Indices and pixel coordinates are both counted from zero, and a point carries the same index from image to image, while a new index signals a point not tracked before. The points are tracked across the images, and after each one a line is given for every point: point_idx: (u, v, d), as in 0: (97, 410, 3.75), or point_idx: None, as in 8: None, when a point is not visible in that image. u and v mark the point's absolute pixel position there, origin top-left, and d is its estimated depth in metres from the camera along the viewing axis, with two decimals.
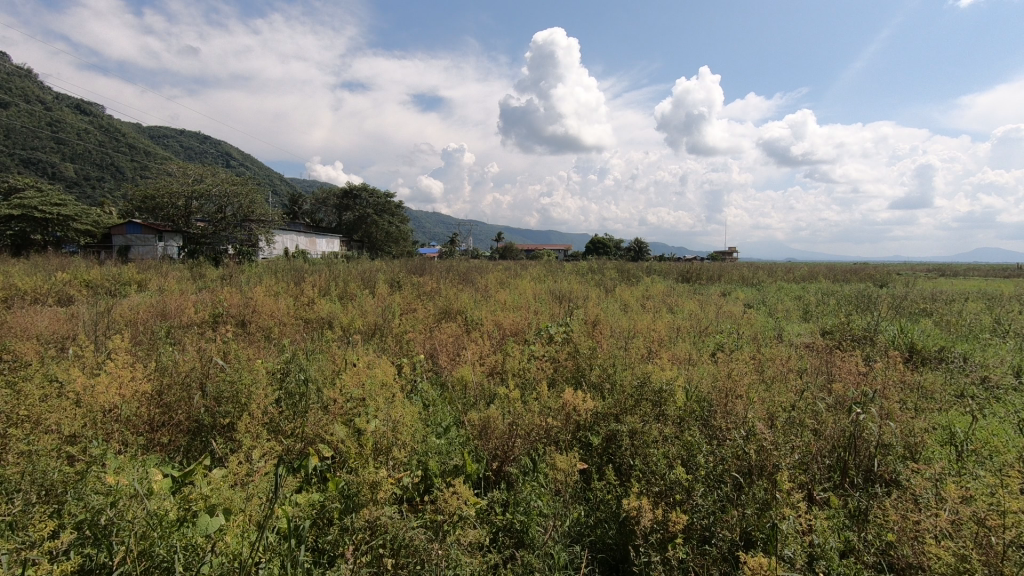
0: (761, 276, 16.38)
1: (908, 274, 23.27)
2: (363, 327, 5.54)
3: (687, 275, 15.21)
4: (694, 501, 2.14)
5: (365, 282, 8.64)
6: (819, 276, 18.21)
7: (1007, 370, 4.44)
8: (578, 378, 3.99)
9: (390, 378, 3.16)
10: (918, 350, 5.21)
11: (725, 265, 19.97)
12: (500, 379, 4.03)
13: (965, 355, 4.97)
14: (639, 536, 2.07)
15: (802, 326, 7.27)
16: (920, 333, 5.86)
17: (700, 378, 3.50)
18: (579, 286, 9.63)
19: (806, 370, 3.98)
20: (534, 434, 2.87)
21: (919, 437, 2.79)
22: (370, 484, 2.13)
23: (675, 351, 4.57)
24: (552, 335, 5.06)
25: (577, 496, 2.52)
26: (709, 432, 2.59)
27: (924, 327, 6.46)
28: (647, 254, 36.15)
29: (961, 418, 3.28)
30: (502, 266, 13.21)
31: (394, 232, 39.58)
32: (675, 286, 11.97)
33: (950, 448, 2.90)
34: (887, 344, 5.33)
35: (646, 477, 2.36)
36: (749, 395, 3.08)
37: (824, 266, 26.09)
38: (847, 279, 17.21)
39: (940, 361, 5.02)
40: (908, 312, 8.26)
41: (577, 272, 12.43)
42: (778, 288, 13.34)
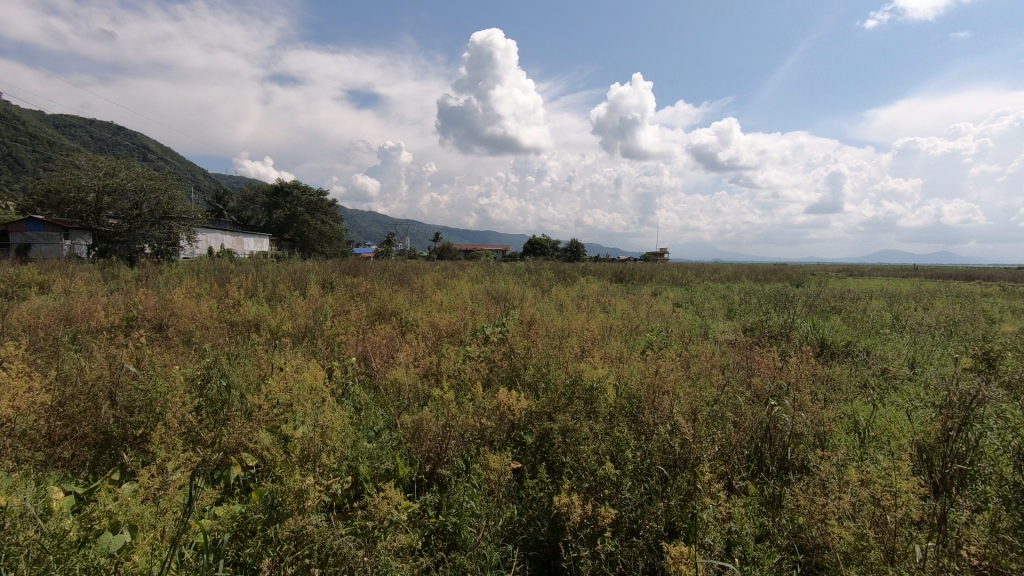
0: (689, 276, 17.08)
1: (820, 274, 25.02)
2: (293, 330, 5.34)
3: (620, 275, 15.68)
4: (622, 495, 2.20)
5: (294, 283, 8.33)
6: (742, 275, 19.28)
7: (903, 361, 4.88)
8: (512, 378, 4.03)
9: (320, 382, 3.06)
10: (827, 345, 5.61)
11: (657, 266, 20.75)
12: (435, 381, 4.00)
13: (867, 349, 5.40)
14: (569, 532, 2.12)
15: (726, 323, 7.66)
16: (830, 329, 6.32)
17: (630, 374, 3.62)
18: (516, 286, 9.71)
19: (728, 365, 4.20)
20: (468, 435, 2.86)
21: (827, 426, 3.01)
22: (296, 492, 2.05)
23: (607, 350, 4.70)
24: (488, 335, 5.08)
25: (510, 495, 2.52)
26: (637, 428, 2.68)
27: (833, 323, 6.96)
28: (582, 254, 37.10)
29: (863, 408, 3.57)
30: (439, 266, 13.12)
31: (328, 231, 38.38)
32: (609, 286, 12.30)
33: (854, 435, 3.15)
34: (801, 339, 5.71)
35: (577, 474, 2.40)
36: (675, 390, 3.22)
37: (746, 266, 27.60)
38: (768, 279, 18.28)
39: (846, 354, 5.42)
40: (820, 309, 8.88)
41: (513, 273, 12.51)
42: (705, 287, 13.95)
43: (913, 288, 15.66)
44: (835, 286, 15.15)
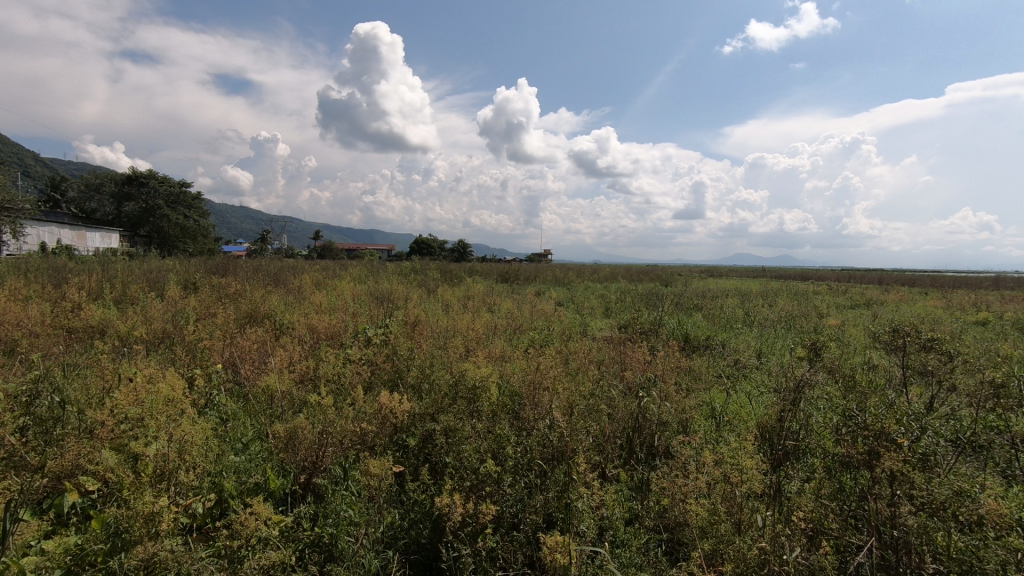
0: (570, 276, 17.81)
1: (685, 276, 27.36)
2: (148, 335, 4.79)
3: (506, 275, 16.00)
4: (502, 491, 2.24)
5: (150, 284, 7.49)
6: (618, 276, 20.54)
7: (751, 352, 5.48)
8: (395, 380, 3.94)
9: (178, 392, 2.78)
10: (690, 339, 6.15)
11: (540, 266, 21.43)
12: (312, 387, 3.80)
13: (722, 343, 6.00)
14: (450, 532, 2.12)
15: (603, 321, 8.10)
16: (692, 325, 6.93)
17: (512, 373, 3.70)
18: (400, 286, 9.52)
19: (603, 360, 4.44)
20: (346, 442, 2.75)
21: (689, 414, 3.30)
22: (145, 516, 1.83)
23: (491, 349, 4.77)
24: (370, 336, 4.93)
25: (391, 499, 2.47)
26: (518, 424, 2.74)
27: (694, 319, 7.65)
28: (469, 254, 37.33)
29: (719, 395, 3.95)
30: (319, 266, 12.49)
31: (192, 227, 35.04)
32: (495, 286, 12.49)
33: (711, 419, 3.48)
34: (668, 335, 6.20)
35: (458, 474, 2.40)
36: (554, 386, 3.34)
37: (622, 267, 29.42)
38: (640, 279, 19.66)
39: (706, 347, 5.97)
40: (685, 306, 9.71)
41: (398, 272, 12.26)
42: (585, 287, 14.62)
43: (761, 287, 17.57)
44: (698, 285, 16.60)
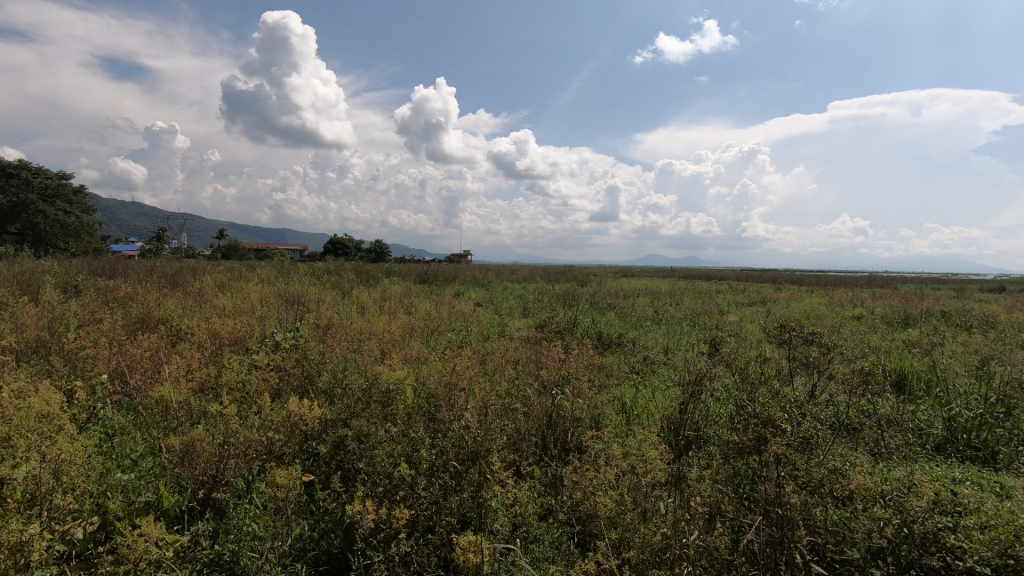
0: (489, 277, 17.90)
1: (599, 276, 28.37)
2: (17, 345, 4.29)
3: (424, 276, 15.83)
4: (417, 494, 2.22)
5: (21, 287, 6.70)
6: (536, 276, 20.93)
7: (658, 348, 5.78)
8: (305, 386, 3.79)
9: (54, 406, 2.51)
10: (603, 336, 6.39)
11: (460, 267, 21.40)
12: (213, 396, 3.57)
13: (633, 340, 6.28)
14: (361, 538, 2.08)
15: (520, 320, 8.22)
16: (605, 323, 7.20)
17: (428, 375, 3.66)
18: (313, 288, 9.14)
19: (520, 360, 4.51)
20: (250, 452, 2.61)
21: (600, 410, 3.42)
22: (11, 546, 1.64)
23: (407, 351, 4.71)
24: (279, 341, 4.70)
25: (300, 510, 2.38)
26: (433, 426, 2.71)
27: (608, 318, 7.95)
28: (387, 254, 36.53)
29: (629, 391, 4.13)
30: (223, 267, 11.74)
31: (74, 224, 31.75)
32: (413, 287, 12.32)
33: (621, 413, 3.64)
34: (582, 333, 6.40)
35: (370, 479, 2.35)
36: (470, 387, 3.34)
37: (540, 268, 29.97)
38: (557, 279, 20.16)
39: (618, 345, 6.22)
40: (599, 305, 10.06)
41: (310, 273, 11.80)
42: (504, 288, 14.79)
43: (668, 286, 18.50)
44: (612, 285, 17.25)
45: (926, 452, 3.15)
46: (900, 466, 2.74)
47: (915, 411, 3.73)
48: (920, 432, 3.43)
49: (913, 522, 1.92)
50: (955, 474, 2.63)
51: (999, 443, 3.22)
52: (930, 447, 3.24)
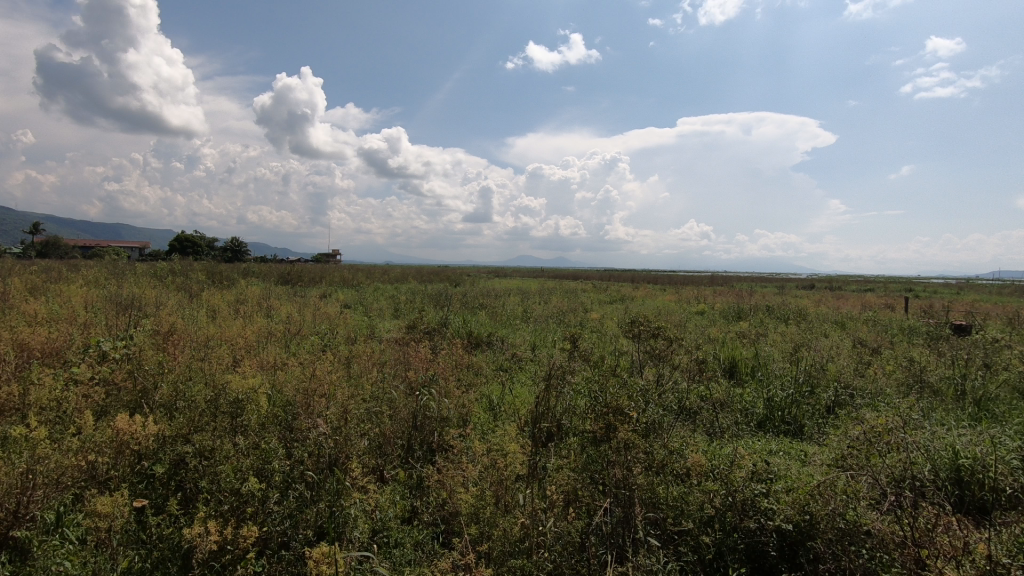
0: (359, 277, 17.26)
1: (472, 277, 28.73)
2: None
3: (287, 276, 14.88)
4: (268, 509, 2.06)
5: None
6: (408, 277, 20.67)
7: (526, 346, 5.98)
8: (139, 401, 3.35)
9: None
10: (473, 335, 6.46)
11: (327, 267, 20.43)
12: (17, 418, 3.03)
13: (501, 339, 6.43)
14: (200, 565, 1.89)
15: (390, 322, 8.04)
16: (475, 322, 7.30)
17: (285, 383, 3.43)
18: (152, 290, 8.16)
19: (387, 362, 4.41)
20: (64, 480, 2.25)
21: (467, 409, 3.45)
22: None
23: (262, 357, 4.37)
24: (106, 351, 4.12)
25: (128, 540, 2.11)
26: (288, 435, 2.54)
27: (478, 317, 8.07)
28: (244, 253, 33.76)
29: (496, 389, 4.21)
30: (35, 266, 10.04)
31: None
32: (274, 288, 11.52)
33: (488, 411, 3.69)
34: (453, 333, 6.42)
35: (214, 498, 2.14)
36: (331, 392, 3.18)
37: (412, 268, 29.57)
38: (429, 279, 20.08)
39: (487, 344, 6.32)
40: (470, 305, 10.18)
41: (150, 275, 10.51)
42: (376, 288, 14.73)
43: (536, 286, 19.22)
44: (484, 286, 17.54)
45: (750, 429, 3.60)
46: (729, 443, 3.10)
47: (742, 393, 4.25)
48: (746, 412, 3.91)
49: (736, 491, 2.18)
50: (770, 447, 3.04)
51: (804, 417, 3.78)
52: (753, 425, 3.71)
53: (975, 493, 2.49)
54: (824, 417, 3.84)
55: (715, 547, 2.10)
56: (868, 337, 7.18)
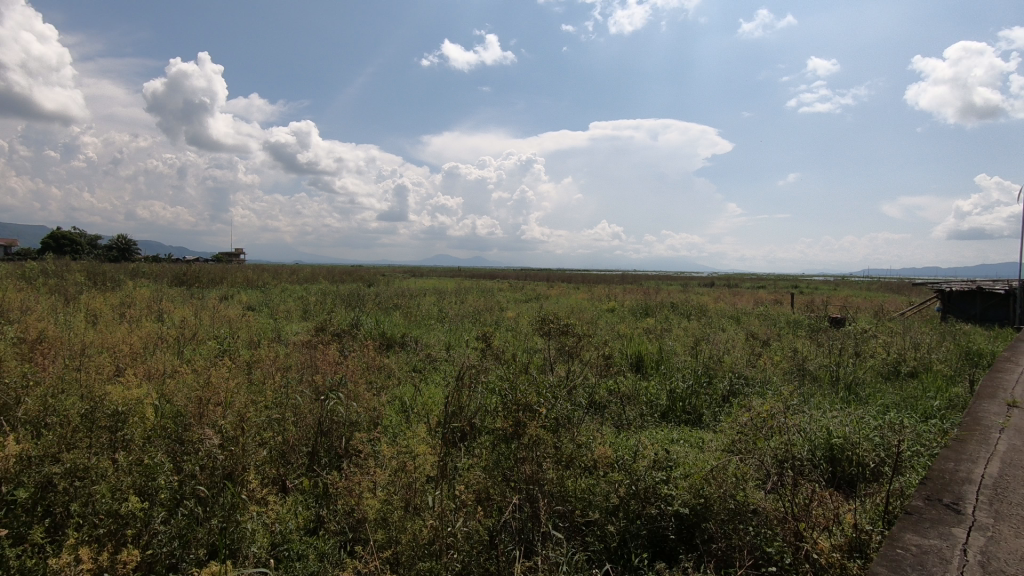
0: (264, 278, 16.33)
1: (386, 276, 28.12)
2: None
3: (182, 277, 13.81)
4: (152, 531, 1.90)
5: None
6: (319, 277, 19.87)
7: (440, 346, 5.93)
8: None
9: None
10: (386, 336, 6.31)
11: (229, 267, 19.19)
12: None
13: (415, 339, 6.33)
14: None
15: (298, 324, 7.68)
16: (389, 323, 7.14)
17: (175, 392, 3.17)
18: (18, 293, 7.26)
19: (292, 366, 4.20)
20: None
21: (377, 412, 3.36)
22: None
23: (150, 365, 4.01)
24: None
25: None
26: (177, 447, 2.36)
27: (392, 318, 7.90)
28: (132, 252, 30.93)
29: (408, 391, 4.13)
30: None
31: None
32: (167, 290, 10.64)
33: (399, 414, 3.62)
34: (364, 335, 6.24)
35: (87, 522, 1.94)
36: (228, 399, 2.98)
37: (323, 267, 28.45)
38: (341, 279, 19.41)
39: (401, 345, 6.20)
40: (384, 306, 9.95)
41: (15, 276, 9.35)
42: (281, 288, 14.27)
43: (453, 286, 19.11)
44: (399, 285, 17.22)
45: (654, 420, 3.79)
46: (634, 435, 3.24)
47: (648, 386, 4.46)
48: (651, 403, 4.10)
49: (638, 480, 2.27)
50: (671, 436, 3.21)
51: (702, 407, 4.03)
52: (657, 415, 3.91)
53: (845, 468, 2.77)
54: (719, 405, 4.11)
55: (619, 535, 2.16)
56: (759, 331, 7.78)
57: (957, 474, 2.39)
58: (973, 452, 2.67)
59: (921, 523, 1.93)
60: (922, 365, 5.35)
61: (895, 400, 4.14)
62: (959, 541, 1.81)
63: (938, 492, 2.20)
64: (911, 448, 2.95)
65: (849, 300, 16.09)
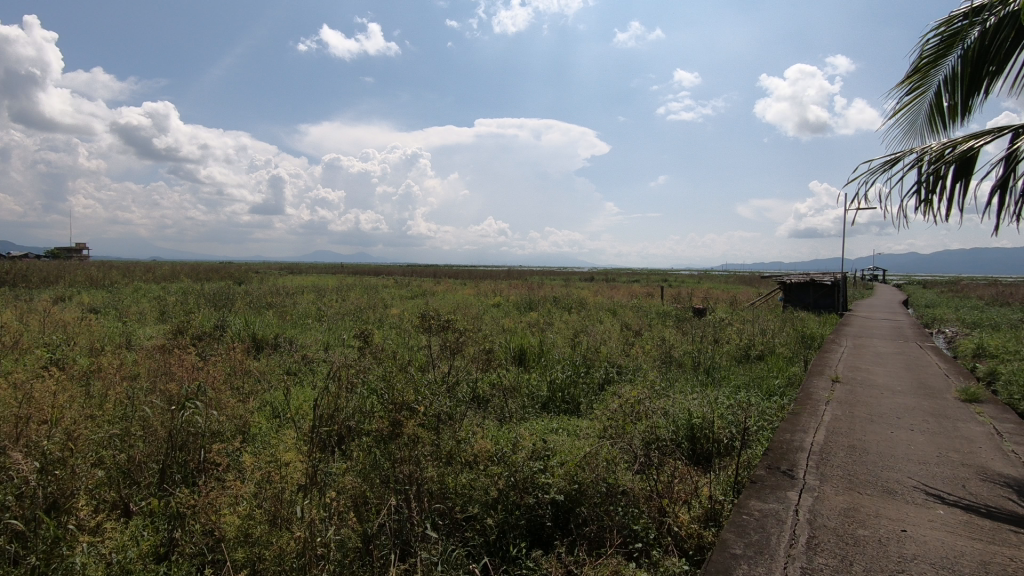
0: (114, 276, 14.47)
1: (260, 273, 26.17)
2: None
3: (3, 277, 11.80)
4: None
5: None
6: (180, 275, 18.05)
7: (318, 347, 5.63)
8: None
9: None
10: (256, 339, 5.87)
11: (67, 264, 16.75)
12: None
13: (290, 340, 5.95)
14: None
15: (153, 327, 6.90)
16: (261, 323, 6.65)
17: None
18: None
19: (142, 374, 3.74)
20: None
21: (242, 420, 3.10)
22: None
23: None
24: None
25: None
26: None
27: (265, 318, 7.38)
28: None
29: (280, 395, 3.86)
30: None
31: None
32: None
33: (269, 422, 3.37)
34: (232, 337, 5.76)
35: None
36: (55, 415, 2.58)
37: (185, 264, 25.82)
38: (207, 277, 17.74)
39: (274, 347, 5.79)
40: (256, 305, 9.26)
41: None
42: (134, 288, 12.59)
43: (334, 283, 18.24)
44: (276, 283, 16.15)
45: (535, 412, 3.89)
46: (514, 428, 3.29)
47: (529, 378, 4.57)
48: (532, 395, 4.20)
49: (517, 471, 2.29)
50: (550, 426, 3.31)
51: (580, 396, 4.20)
52: (538, 407, 4.01)
53: (703, 445, 3.01)
54: (595, 392, 4.32)
55: (498, 527, 2.16)
56: (632, 322, 8.32)
57: (792, 443, 2.71)
58: (805, 424, 3.05)
59: (763, 490, 2.16)
60: (768, 348, 6.02)
61: (745, 381, 4.62)
62: (791, 503, 2.04)
63: (776, 461, 2.47)
64: (757, 423, 3.29)
65: (710, 292, 17.69)
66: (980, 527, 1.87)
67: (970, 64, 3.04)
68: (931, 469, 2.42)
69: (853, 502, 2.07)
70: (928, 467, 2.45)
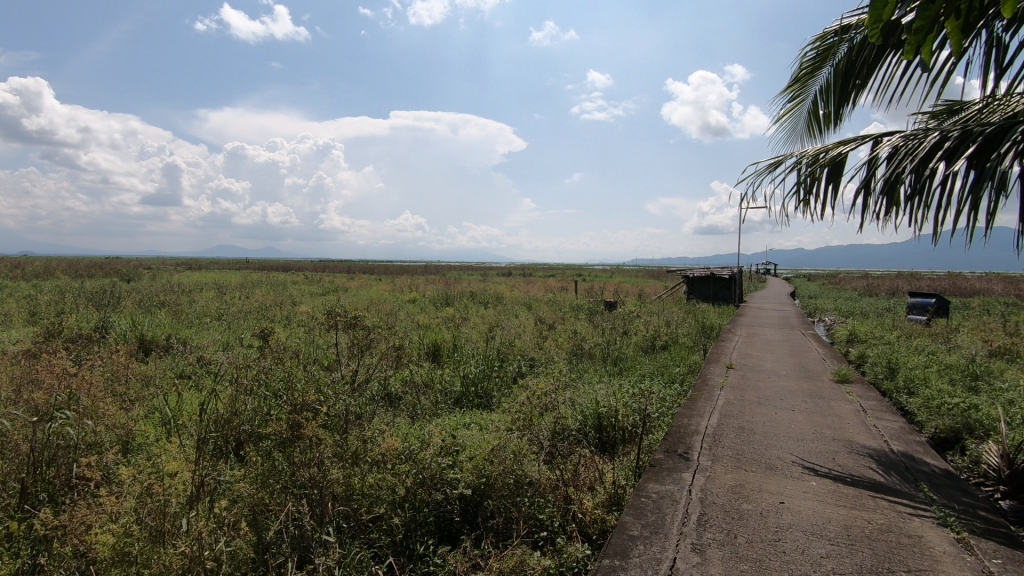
0: None
1: (153, 269, 24.01)
2: None
3: None
4: None
5: None
6: (55, 272, 16.16)
7: (215, 347, 5.27)
8: None
9: None
10: (144, 341, 5.39)
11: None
12: None
13: (183, 341, 5.52)
14: None
15: (19, 331, 6.14)
16: (150, 324, 6.12)
17: None
18: None
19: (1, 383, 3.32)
20: None
21: (124, 428, 2.84)
22: None
23: None
24: None
25: None
26: None
27: (155, 318, 6.80)
28: None
29: (170, 401, 3.58)
30: None
31: None
32: None
33: (157, 431, 3.12)
34: (115, 339, 5.25)
35: None
36: None
37: (62, 261, 23.15)
38: (90, 274, 16.04)
39: (165, 349, 5.34)
40: (145, 304, 8.49)
41: None
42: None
43: (239, 279, 17.10)
44: (171, 281, 14.87)
45: (448, 407, 3.87)
46: (426, 424, 3.25)
47: (443, 374, 4.53)
48: (446, 391, 4.16)
49: (425, 468, 2.26)
50: (462, 422, 3.30)
51: (493, 389, 4.23)
52: (450, 403, 3.98)
53: (609, 433, 3.13)
54: (507, 386, 4.36)
55: (405, 526, 2.12)
56: (546, 316, 8.48)
57: (689, 427, 2.88)
58: (701, 409, 3.25)
59: (660, 473, 2.27)
60: (671, 339, 6.36)
61: (649, 370, 4.84)
62: (686, 484, 2.17)
63: (674, 445, 2.62)
64: (658, 410, 3.46)
65: (620, 286, 18.43)
66: (846, 494, 2.08)
67: (839, 76, 3.35)
68: (807, 445, 2.66)
69: (739, 479, 2.23)
70: (805, 443, 2.69)
